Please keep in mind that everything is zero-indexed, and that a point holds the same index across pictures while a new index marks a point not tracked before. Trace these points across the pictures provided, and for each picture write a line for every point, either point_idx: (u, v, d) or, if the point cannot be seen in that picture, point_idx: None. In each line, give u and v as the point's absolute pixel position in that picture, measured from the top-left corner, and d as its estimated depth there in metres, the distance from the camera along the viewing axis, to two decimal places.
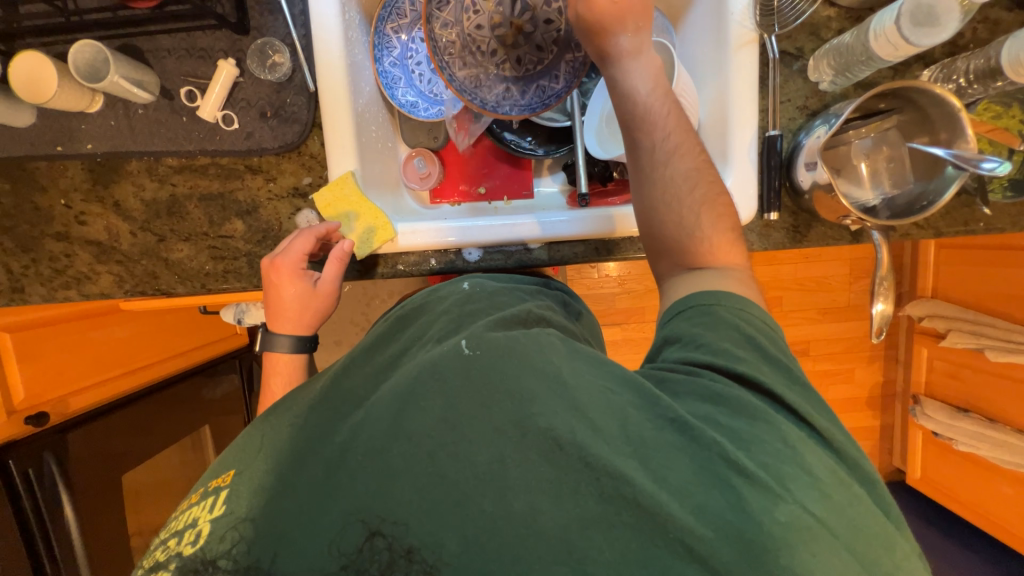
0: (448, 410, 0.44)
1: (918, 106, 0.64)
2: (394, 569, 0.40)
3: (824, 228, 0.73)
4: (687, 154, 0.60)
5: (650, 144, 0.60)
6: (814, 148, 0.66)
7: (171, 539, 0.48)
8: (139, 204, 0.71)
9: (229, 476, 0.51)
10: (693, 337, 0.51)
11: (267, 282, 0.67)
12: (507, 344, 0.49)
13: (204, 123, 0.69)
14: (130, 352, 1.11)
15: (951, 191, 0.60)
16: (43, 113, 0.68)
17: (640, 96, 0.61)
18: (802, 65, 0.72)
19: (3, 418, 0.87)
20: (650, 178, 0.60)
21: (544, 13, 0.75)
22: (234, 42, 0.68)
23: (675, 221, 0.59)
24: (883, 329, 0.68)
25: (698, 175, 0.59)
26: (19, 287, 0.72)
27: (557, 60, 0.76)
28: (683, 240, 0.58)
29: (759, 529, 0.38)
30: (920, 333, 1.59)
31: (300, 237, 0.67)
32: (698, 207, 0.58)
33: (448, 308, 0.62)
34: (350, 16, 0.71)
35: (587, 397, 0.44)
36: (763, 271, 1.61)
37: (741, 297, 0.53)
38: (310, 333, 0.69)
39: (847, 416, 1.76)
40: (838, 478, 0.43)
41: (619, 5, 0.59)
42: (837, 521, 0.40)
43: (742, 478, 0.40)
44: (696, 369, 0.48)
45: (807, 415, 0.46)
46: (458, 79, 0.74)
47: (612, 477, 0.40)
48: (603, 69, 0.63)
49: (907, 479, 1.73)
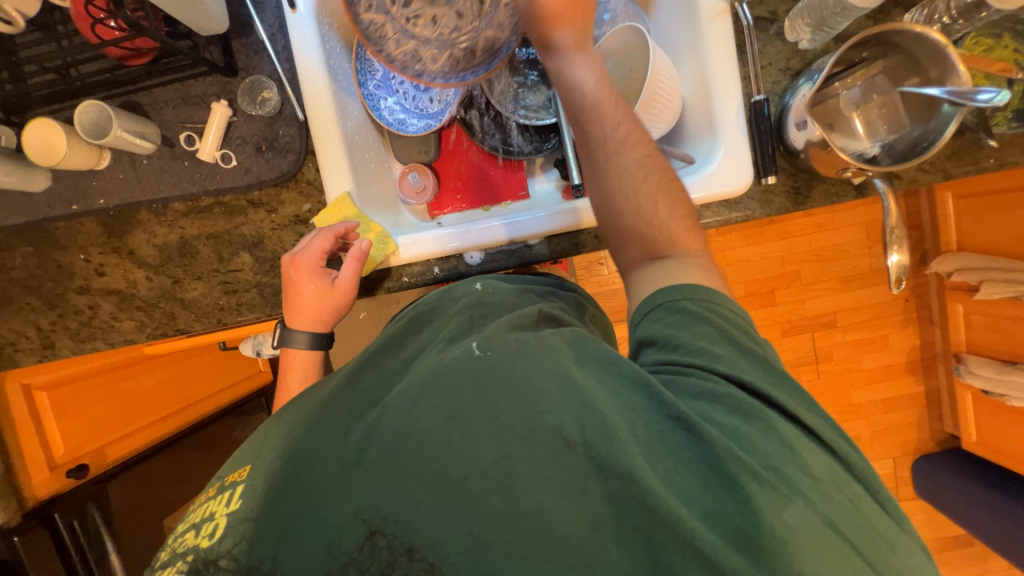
0: (457, 410, 0.44)
1: (902, 48, 0.63)
2: (394, 569, 0.39)
3: (826, 186, 0.71)
4: (638, 142, 0.59)
5: (600, 135, 0.59)
6: (800, 107, 0.65)
7: (189, 531, 0.48)
8: (152, 250, 0.74)
9: (246, 471, 0.50)
10: (669, 337, 0.50)
11: (287, 278, 0.68)
12: (515, 347, 0.49)
13: (205, 164, 0.72)
14: (161, 397, 1.14)
15: (952, 128, 0.57)
16: (56, 176, 0.71)
17: (588, 88, 0.61)
18: (778, 28, 0.71)
19: (45, 474, 0.90)
20: (604, 169, 0.59)
21: None
22: (225, 85, 0.72)
23: (632, 211, 0.57)
24: (904, 279, 0.65)
25: (650, 162, 0.58)
26: (49, 342, 0.76)
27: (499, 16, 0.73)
28: (641, 229, 0.57)
29: (770, 531, 0.37)
30: (953, 289, 1.52)
31: (319, 236, 0.68)
32: (654, 195, 0.58)
33: (457, 309, 0.62)
34: (330, 46, 0.74)
35: (597, 394, 0.44)
36: (776, 247, 1.58)
37: (708, 289, 0.52)
38: (326, 329, 0.69)
39: (888, 385, 1.69)
40: (840, 479, 0.43)
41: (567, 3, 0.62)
42: (843, 519, 0.40)
43: (749, 477, 0.39)
44: (683, 370, 0.48)
45: (798, 414, 0.46)
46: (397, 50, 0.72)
47: (620, 478, 0.39)
48: (547, 62, 0.64)
49: (963, 444, 1.64)
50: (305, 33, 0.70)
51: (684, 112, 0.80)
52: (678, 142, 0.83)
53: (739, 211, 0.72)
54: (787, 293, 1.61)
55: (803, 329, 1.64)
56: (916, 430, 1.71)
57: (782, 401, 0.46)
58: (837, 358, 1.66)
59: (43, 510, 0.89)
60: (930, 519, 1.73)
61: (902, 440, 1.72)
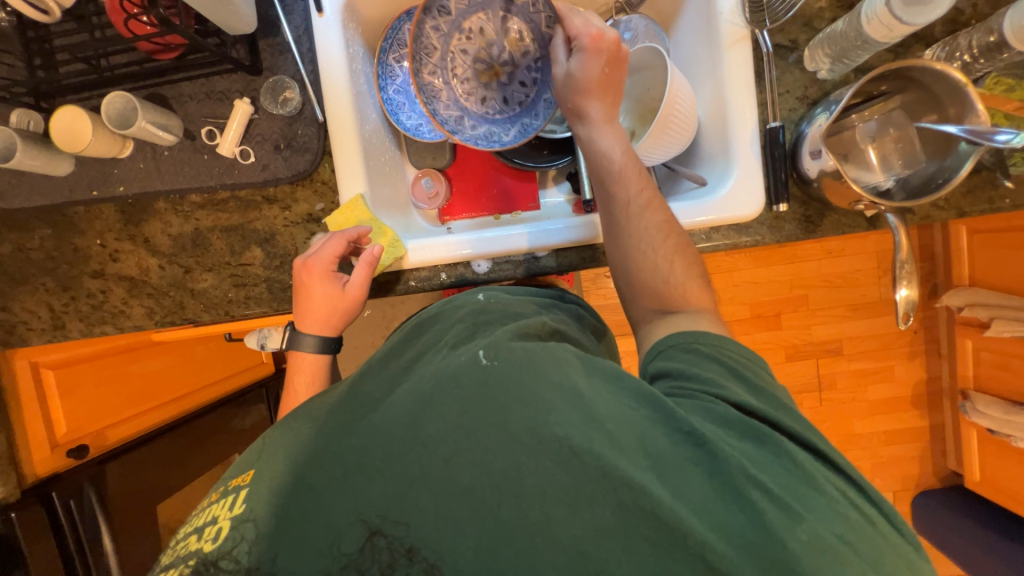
0: (466, 418, 0.44)
1: (922, 84, 0.63)
2: (394, 569, 0.40)
3: (837, 216, 0.71)
4: (658, 207, 0.62)
5: (624, 198, 0.62)
6: (816, 136, 0.65)
7: (192, 534, 0.48)
8: (166, 239, 0.76)
9: (250, 475, 0.51)
10: (681, 370, 0.51)
11: (298, 282, 0.69)
12: (524, 356, 0.48)
13: (224, 159, 0.73)
14: (162, 384, 1.16)
15: (968, 167, 0.57)
16: (80, 162, 0.73)
17: (614, 154, 0.63)
18: (797, 56, 0.71)
19: (47, 452, 0.92)
20: (625, 232, 0.62)
21: (523, 74, 0.80)
22: (249, 83, 0.73)
23: (650, 270, 0.60)
24: (911, 315, 0.65)
25: (668, 228, 0.61)
26: (61, 323, 0.77)
27: (516, 119, 0.81)
28: (658, 286, 0.60)
29: (785, 549, 0.37)
30: (963, 324, 1.50)
31: (333, 240, 0.69)
32: (670, 258, 0.61)
33: (461, 315, 0.63)
34: (353, 50, 0.75)
35: (603, 409, 0.44)
36: (784, 270, 1.57)
37: (718, 335, 0.54)
38: (335, 334, 0.70)
39: (891, 417, 1.66)
40: (853, 502, 0.43)
41: (607, 74, 0.64)
42: (857, 538, 0.40)
43: (763, 496, 0.40)
44: (697, 394, 0.48)
45: (810, 439, 0.46)
46: (423, 81, 0.77)
47: (630, 489, 0.39)
48: (574, 127, 0.66)
49: (965, 483, 1.61)
50: (329, 37, 0.72)
51: (699, 134, 0.81)
52: (692, 162, 0.83)
53: (749, 236, 0.72)
54: (793, 318, 1.60)
55: (808, 355, 1.63)
56: (917, 464, 1.69)
57: (793, 426, 0.46)
58: (841, 386, 1.64)
59: (43, 488, 0.90)
60: (928, 556, 1.70)
61: (903, 474, 1.69)
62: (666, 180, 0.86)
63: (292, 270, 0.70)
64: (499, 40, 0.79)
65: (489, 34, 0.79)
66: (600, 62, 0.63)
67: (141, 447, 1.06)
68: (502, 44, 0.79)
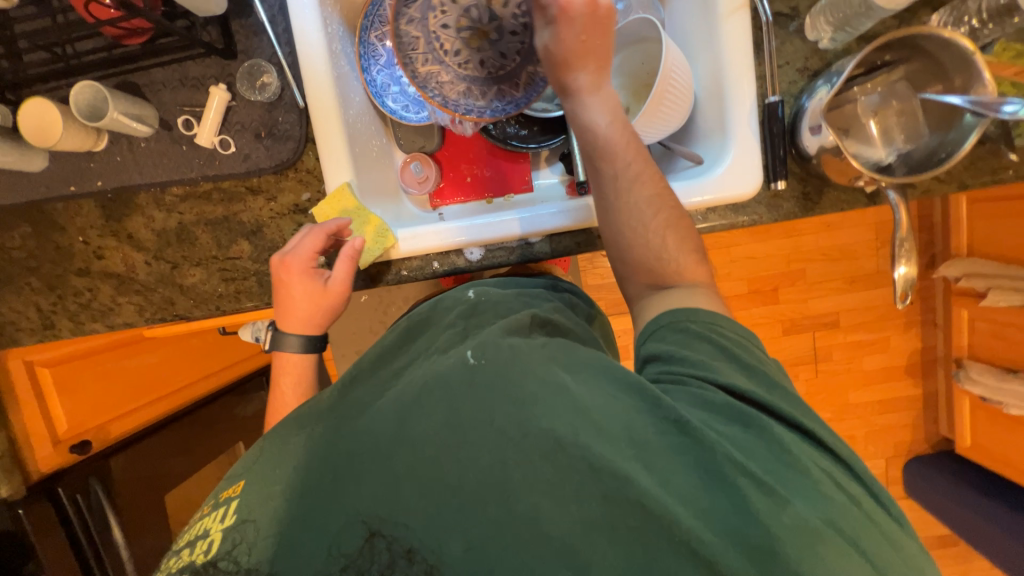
0: (454, 416, 0.44)
1: (927, 53, 0.60)
2: (394, 570, 0.40)
3: (836, 193, 0.70)
4: (650, 180, 0.60)
5: (612, 174, 0.60)
6: (816, 111, 0.63)
7: (184, 549, 0.47)
8: (150, 234, 0.74)
9: (240, 486, 0.51)
10: (671, 353, 0.51)
11: (277, 279, 0.68)
12: (510, 353, 0.49)
13: (204, 149, 0.70)
14: (160, 377, 1.15)
15: (973, 139, 0.55)
16: (54, 156, 0.70)
17: (601, 129, 0.61)
18: (798, 25, 0.68)
19: (49, 448, 0.92)
20: (613, 209, 0.60)
21: (510, 25, 0.76)
22: (224, 68, 0.70)
23: (641, 246, 0.59)
24: (909, 293, 0.64)
25: (661, 202, 0.59)
26: (50, 323, 0.76)
27: (519, 70, 0.77)
28: (651, 263, 0.59)
29: (767, 533, 0.38)
30: (959, 294, 1.50)
31: (310, 235, 0.68)
32: (662, 232, 0.59)
33: (451, 319, 0.62)
34: (332, 29, 0.72)
35: (591, 401, 0.44)
36: (782, 245, 1.56)
37: (711, 313, 0.54)
38: (318, 333, 0.69)
39: (886, 387, 1.69)
40: (839, 482, 0.44)
41: (583, 42, 0.61)
42: (844, 520, 0.40)
43: (746, 480, 0.40)
44: (686, 379, 0.49)
45: (797, 420, 0.47)
46: (419, 74, 0.75)
47: (615, 479, 0.39)
48: (563, 102, 0.64)
49: (956, 448, 1.64)
50: (305, 15, 0.68)
51: (695, 110, 0.78)
52: (687, 140, 0.81)
53: (747, 216, 0.71)
54: (790, 292, 1.60)
55: (805, 328, 1.63)
56: (910, 432, 1.72)
57: (780, 407, 0.47)
58: (836, 358, 1.66)
59: (47, 486, 0.90)
60: (917, 518, 1.75)
61: (896, 441, 1.73)
62: (662, 159, 0.84)
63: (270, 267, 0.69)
64: None
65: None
66: (578, 28, 0.60)
67: (145, 439, 1.07)
68: (479, 0, 0.76)
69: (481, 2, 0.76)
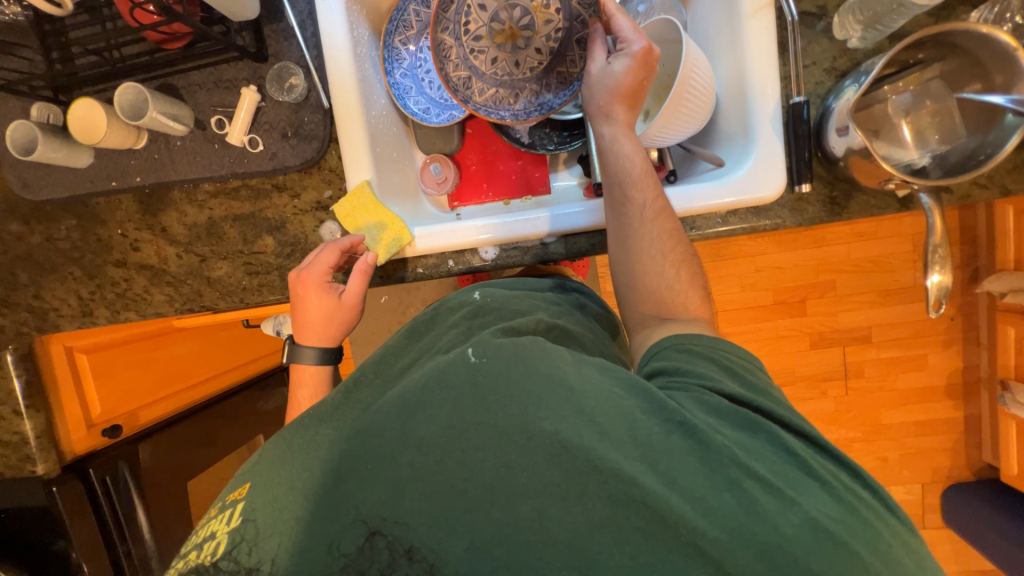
0: (457, 419, 0.44)
1: (965, 50, 0.57)
2: (394, 569, 0.40)
3: (866, 197, 0.67)
4: (670, 215, 0.63)
5: (640, 203, 0.62)
6: (843, 111, 0.61)
7: (192, 551, 0.49)
8: (183, 228, 0.78)
9: (246, 489, 0.51)
10: (675, 368, 0.51)
11: (294, 293, 0.70)
12: (513, 349, 0.48)
13: (234, 148, 0.74)
14: (188, 367, 1.21)
15: (1014, 141, 0.52)
16: (99, 154, 0.75)
17: (635, 160, 0.63)
18: (826, 24, 0.66)
19: (84, 431, 0.96)
20: (635, 236, 0.62)
21: (541, 40, 0.78)
22: (255, 70, 0.73)
23: (656, 274, 0.61)
24: (943, 301, 0.61)
25: (678, 235, 0.62)
26: (89, 310, 0.81)
27: (524, 82, 0.79)
28: (660, 291, 0.61)
29: (776, 532, 0.38)
30: (1005, 311, 1.41)
31: (326, 249, 0.70)
32: (676, 264, 0.61)
33: (456, 319, 0.63)
34: (358, 34, 0.74)
35: (593, 401, 0.44)
36: (811, 255, 1.51)
37: (711, 336, 0.56)
38: (333, 343, 0.71)
39: (923, 408, 1.60)
40: (849, 488, 0.43)
41: (643, 81, 0.64)
42: (853, 521, 0.40)
43: (753, 481, 0.40)
44: (691, 386, 0.48)
45: (800, 426, 0.47)
46: (438, 34, 0.76)
47: (619, 480, 0.39)
48: (598, 127, 0.66)
49: (1002, 476, 1.53)
50: (333, 20, 0.71)
51: (718, 113, 0.77)
52: (709, 142, 0.80)
53: (769, 219, 0.69)
54: (819, 304, 1.54)
55: (834, 342, 1.56)
56: (949, 456, 1.62)
57: (781, 413, 0.47)
58: (868, 375, 1.58)
59: (82, 465, 0.94)
60: (956, 549, 1.64)
61: (933, 466, 1.63)
62: (683, 162, 0.83)
63: (288, 281, 0.71)
64: (523, 5, 0.77)
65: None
66: (641, 68, 0.63)
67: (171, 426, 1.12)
68: (526, 9, 0.77)
69: (529, 11, 0.77)
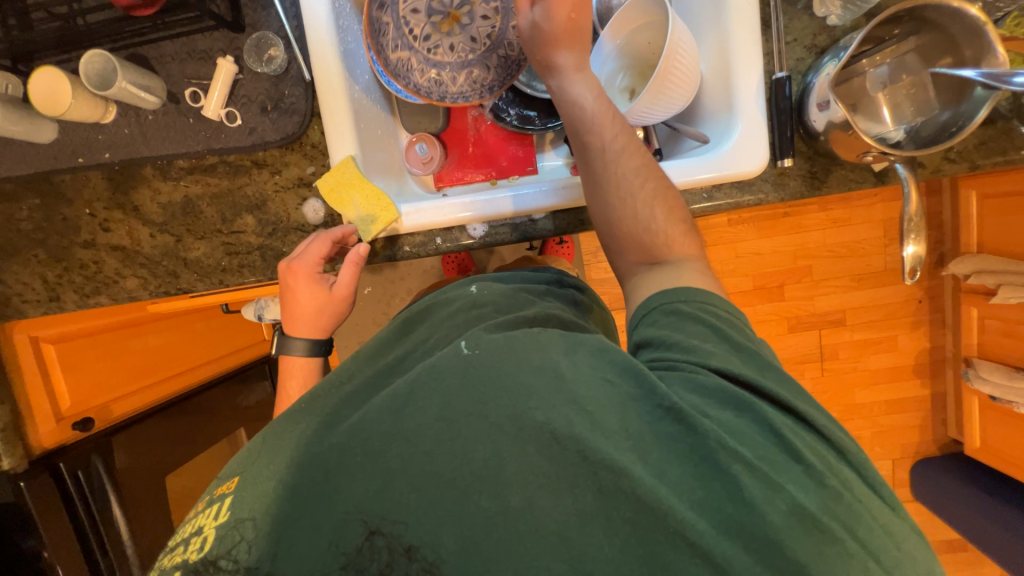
0: (447, 409, 0.43)
1: (937, 25, 0.59)
2: (394, 568, 0.39)
3: (844, 171, 0.69)
4: (636, 151, 0.61)
5: (599, 145, 0.62)
6: (824, 85, 0.62)
7: (181, 547, 0.47)
8: (156, 208, 0.74)
9: (234, 482, 0.50)
10: (664, 338, 0.51)
11: (283, 285, 0.68)
12: (505, 343, 0.48)
13: (210, 122, 0.71)
14: (163, 359, 1.18)
15: (984, 112, 0.55)
16: (63, 128, 0.71)
17: (586, 102, 0.63)
18: (806, 2, 0.68)
19: (53, 424, 0.91)
20: (603, 179, 0.61)
21: (479, 10, 0.79)
22: (232, 41, 0.70)
23: (630, 217, 0.60)
24: (918, 270, 0.63)
25: (647, 171, 0.61)
26: (55, 294, 0.77)
27: (490, 54, 0.79)
28: (638, 233, 0.60)
29: (762, 522, 0.39)
30: (969, 292, 1.48)
31: (316, 241, 0.69)
32: (650, 205, 0.60)
33: (452, 312, 0.62)
34: (340, 4, 0.72)
35: (584, 389, 0.44)
36: (789, 240, 1.55)
37: (702, 291, 0.55)
38: (324, 335, 0.71)
39: (893, 387, 1.66)
40: (834, 465, 0.44)
41: (572, 22, 0.63)
42: (839, 508, 0.41)
43: (741, 467, 0.41)
44: (679, 364, 0.48)
45: (794, 404, 0.47)
46: (391, 60, 0.75)
47: (610, 471, 0.39)
48: (548, 80, 0.66)
49: (966, 450, 1.61)
50: None
51: (702, 90, 0.77)
52: (693, 121, 0.81)
53: (752, 194, 0.70)
54: (797, 288, 1.58)
55: (811, 325, 1.61)
56: (918, 433, 1.70)
57: (779, 393, 0.47)
58: (843, 356, 1.64)
59: (48, 461, 0.89)
60: (924, 521, 1.73)
61: (902, 443, 1.70)
62: (669, 141, 0.83)
63: (279, 273, 0.69)
64: None
65: None
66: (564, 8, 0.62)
67: (142, 423, 1.07)
68: None
69: None
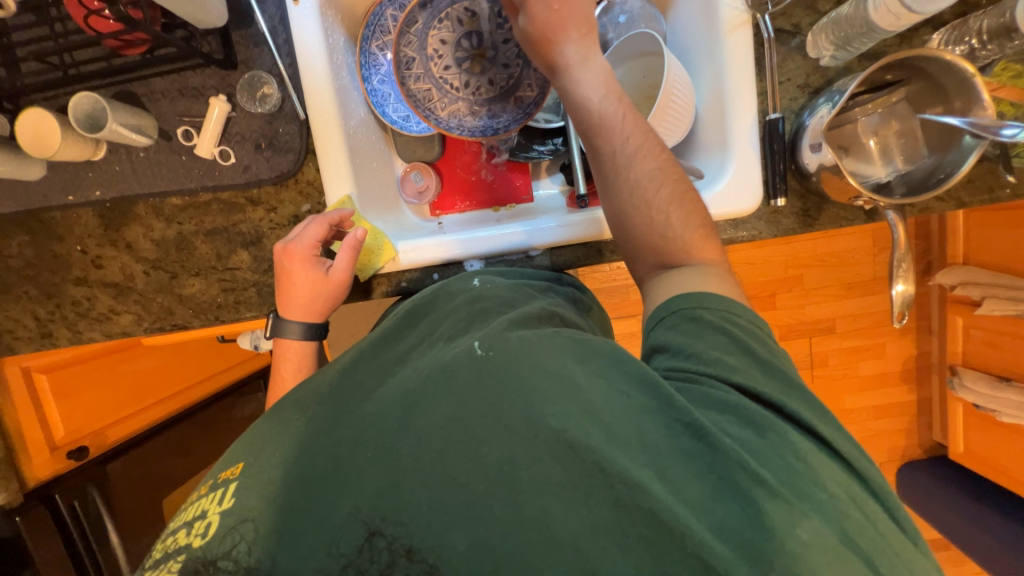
0: (460, 410, 0.44)
1: (927, 75, 0.61)
2: (394, 569, 0.39)
3: (836, 210, 0.70)
4: (650, 153, 0.59)
5: (609, 150, 0.60)
6: (818, 129, 0.63)
7: (182, 529, 0.48)
8: (149, 244, 0.74)
9: (240, 468, 0.51)
10: (682, 346, 0.50)
11: (280, 267, 0.68)
12: (518, 347, 0.49)
13: (203, 160, 0.70)
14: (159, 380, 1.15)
15: (971, 161, 0.56)
16: (52, 165, 0.70)
17: (593, 104, 0.61)
18: (800, 41, 0.68)
19: (46, 454, 0.94)
20: (615, 184, 0.59)
21: (501, 36, 0.77)
22: (223, 78, 0.69)
23: (645, 224, 0.58)
24: (905, 312, 0.65)
25: (662, 176, 0.58)
26: (48, 331, 0.76)
27: (526, 72, 0.77)
28: (653, 240, 0.58)
29: (780, 546, 0.37)
30: (954, 302, 1.52)
31: (313, 223, 0.67)
32: (666, 207, 0.57)
33: (456, 306, 0.62)
34: (333, 40, 0.71)
35: (601, 404, 0.44)
36: (781, 250, 1.57)
37: (726, 296, 0.53)
38: (319, 320, 0.69)
39: (881, 394, 1.70)
40: (852, 493, 0.43)
41: (558, 15, 0.62)
42: (861, 538, 0.40)
43: (761, 490, 0.40)
44: (696, 376, 0.48)
45: (816, 427, 0.46)
46: (443, 119, 0.78)
47: (627, 485, 0.39)
48: (554, 83, 0.65)
49: (950, 454, 1.66)
50: (308, 28, 0.68)
51: (696, 126, 0.78)
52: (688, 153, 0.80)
53: (747, 231, 0.71)
54: (787, 297, 1.60)
55: (802, 333, 1.64)
56: (905, 437, 1.74)
57: (798, 412, 0.46)
58: (832, 364, 1.67)
59: (47, 492, 0.92)
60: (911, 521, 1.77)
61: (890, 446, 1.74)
62: None
63: (275, 255, 0.68)
64: (460, 30, 0.77)
65: (450, 38, 0.77)
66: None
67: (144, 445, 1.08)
68: (466, 31, 0.77)
69: (468, 31, 0.77)
